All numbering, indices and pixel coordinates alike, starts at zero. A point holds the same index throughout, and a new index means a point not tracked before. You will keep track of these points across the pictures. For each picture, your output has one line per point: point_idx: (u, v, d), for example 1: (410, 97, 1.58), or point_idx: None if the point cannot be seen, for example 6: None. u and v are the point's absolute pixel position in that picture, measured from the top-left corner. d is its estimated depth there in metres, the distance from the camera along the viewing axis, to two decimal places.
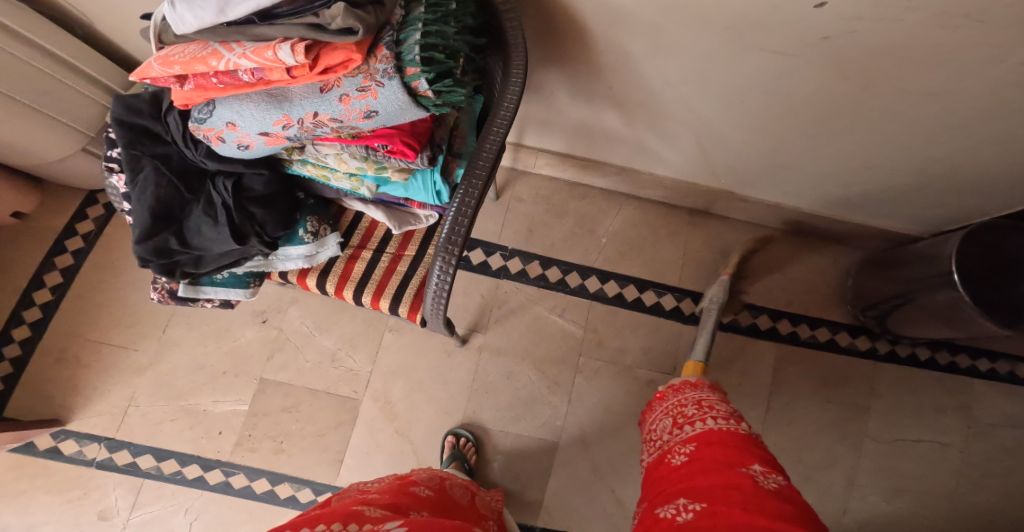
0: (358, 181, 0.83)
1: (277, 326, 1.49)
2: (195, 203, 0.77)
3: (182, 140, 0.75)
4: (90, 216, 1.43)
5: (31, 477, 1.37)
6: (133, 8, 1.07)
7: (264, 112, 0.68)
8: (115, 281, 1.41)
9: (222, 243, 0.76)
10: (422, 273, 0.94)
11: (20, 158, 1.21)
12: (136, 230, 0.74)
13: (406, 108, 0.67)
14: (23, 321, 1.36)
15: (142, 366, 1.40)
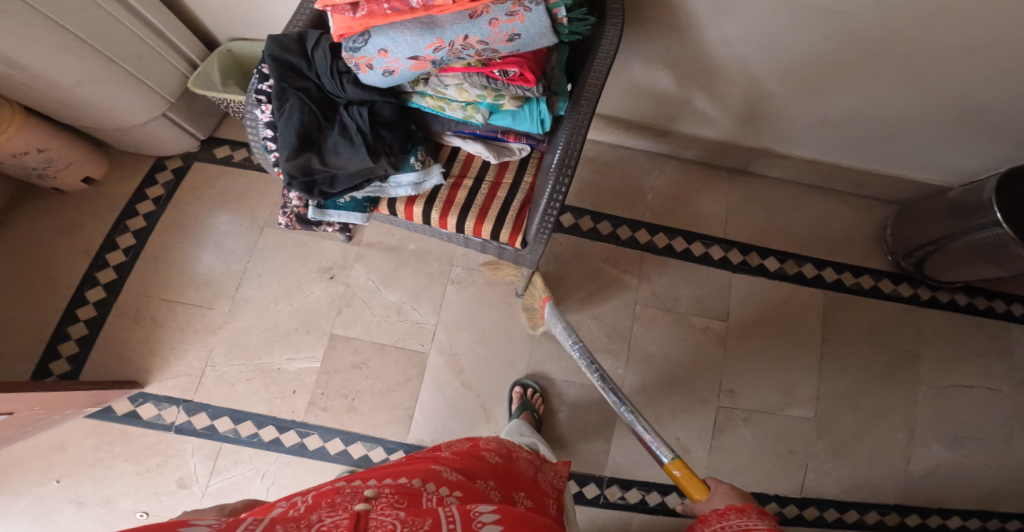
0: (473, 111, 0.88)
1: (344, 282, 1.51)
2: (333, 127, 0.82)
3: (327, 70, 0.80)
4: (158, 181, 1.44)
5: (110, 444, 1.37)
6: None
7: (419, 37, 0.72)
8: (185, 240, 1.42)
9: (358, 164, 0.82)
10: (522, 198, 1.00)
11: (106, 124, 1.24)
12: (283, 151, 0.80)
13: (548, 32, 0.73)
14: (98, 282, 1.35)
15: (216, 325, 1.41)
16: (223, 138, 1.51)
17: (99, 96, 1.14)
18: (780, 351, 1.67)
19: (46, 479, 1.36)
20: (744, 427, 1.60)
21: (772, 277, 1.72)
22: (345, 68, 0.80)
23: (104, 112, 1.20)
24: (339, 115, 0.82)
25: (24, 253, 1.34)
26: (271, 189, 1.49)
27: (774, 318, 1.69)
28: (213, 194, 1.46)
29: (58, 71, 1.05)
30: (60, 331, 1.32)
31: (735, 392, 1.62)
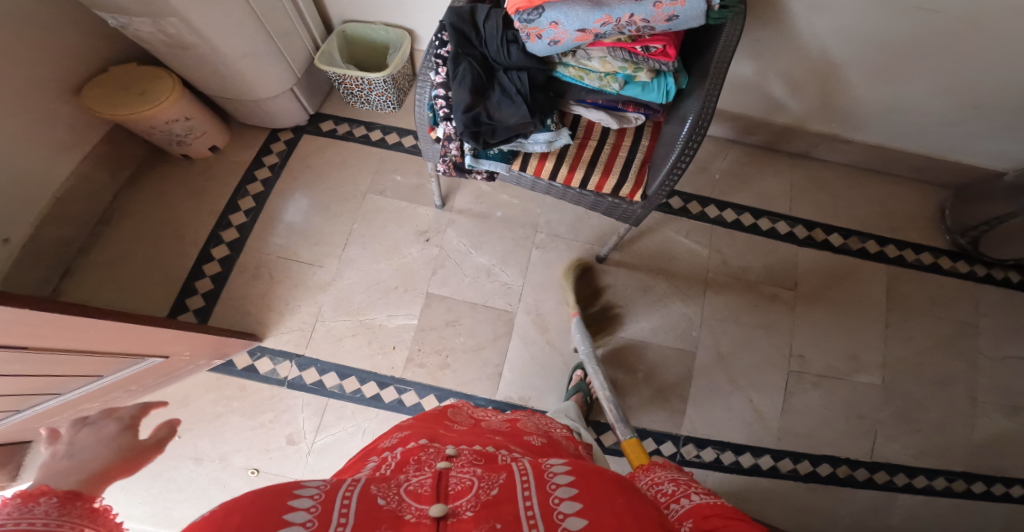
0: (611, 81, 0.97)
1: (438, 245, 1.61)
2: (496, 87, 0.95)
3: (497, 39, 0.95)
4: (273, 150, 1.60)
5: (229, 399, 1.48)
6: None
7: (590, 14, 0.86)
8: (290, 202, 1.55)
9: (518, 119, 0.94)
10: (642, 156, 1.09)
11: (244, 93, 1.42)
12: (457, 106, 0.93)
13: (701, 16, 0.87)
14: (222, 241, 1.48)
15: (325, 282, 1.52)
16: (327, 113, 1.67)
17: (253, 68, 1.33)
18: (843, 319, 1.76)
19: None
20: (814, 391, 1.68)
21: (835, 251, 1.82)
22: (512, 38, 0.95)
23: (249, 83, 1.38)
24: (501, 78, 0.96)
25: (156, 215, 1.46)
26: (370, 158, 1.64)
27: (836, 288, 1.78)
28: (322, 165, 1.61)
29: (227, 43, 1.22)
30: (188, 286, 1.43)
31: (805, 356, 1.71)
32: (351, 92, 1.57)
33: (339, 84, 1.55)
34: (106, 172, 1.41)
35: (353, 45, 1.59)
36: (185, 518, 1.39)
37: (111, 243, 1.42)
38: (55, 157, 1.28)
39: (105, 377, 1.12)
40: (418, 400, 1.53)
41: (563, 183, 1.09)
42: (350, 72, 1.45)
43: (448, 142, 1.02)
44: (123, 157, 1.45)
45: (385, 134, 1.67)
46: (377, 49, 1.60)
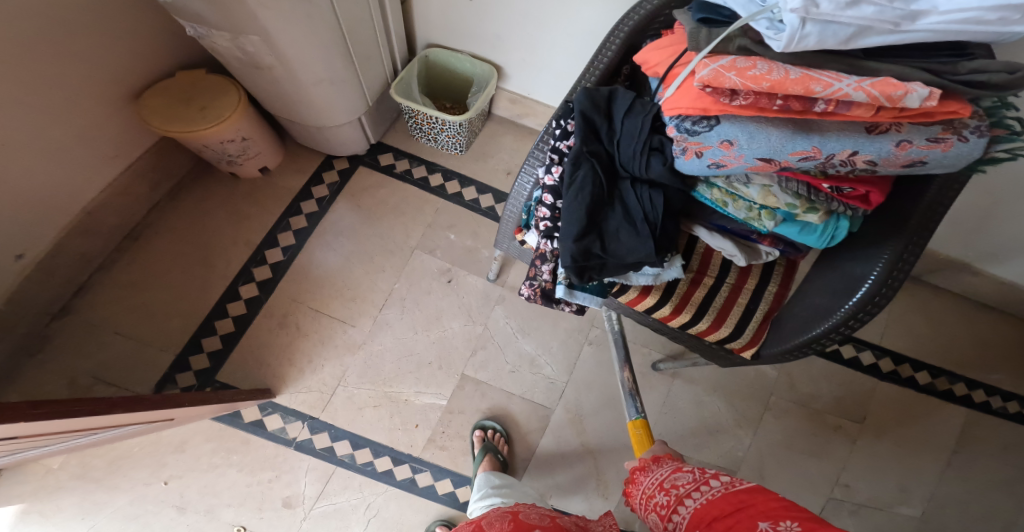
0: (767, 215, 0.75)
1: (483, 323, 1.43)
2: (618, 206, 0.75)
3: (635, 143, 0.72)
4: (325, 181, 1.39)
5: (229, 451, 1.32)
6: None
7: (790, 141, 0.56)
8: (327, 239, 1.35)
9: (638, 254, 0.74)
10: (766, 307, 0.93)
11: (308, 119, 1.20)
12: (568, 226, 0.73)
13: (962, 168, 0.54)
14: (253, 278, 1.29)
15: (355, 344, 1.34)
16: (390, 144, 1.45)
17: (322, 94, 1.09)
18: (912, 456, 1.49)
19: (154, 478, 1.29)
20: (851, 520, 1.42)
21: (919, 390, 1.54)
22: (656, 144, 0.72)
23: (308, 107, 1.14)
24: (629, 193, 0.75)
25: (186, 239, 1.29)
26: (425, 206, 1.42)
27: (911, 422, 1.51)
28: (371, 202, 1.39)
29: (307, 66, 0.98)
30: (206, 325, 1.25)
31: (851, 486, 1.45)
32: (420, 126, 1.35)
33: (409, 116, 1.32)
34: (143, 185, 1.23)
35: (431, 72, 1.32)
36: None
37: (133, 263, 1.25)
38: (91, 171, 1.11)
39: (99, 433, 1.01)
40: (432, 482, 1.33)
41: (659, 320, 0.95)
42: (422, 111, 1.22)
43: (541, 261, 0.86)
44: (164, 169, 1.27)
45: (446, 180, 1.44)
46: (459, 82, 1.33)
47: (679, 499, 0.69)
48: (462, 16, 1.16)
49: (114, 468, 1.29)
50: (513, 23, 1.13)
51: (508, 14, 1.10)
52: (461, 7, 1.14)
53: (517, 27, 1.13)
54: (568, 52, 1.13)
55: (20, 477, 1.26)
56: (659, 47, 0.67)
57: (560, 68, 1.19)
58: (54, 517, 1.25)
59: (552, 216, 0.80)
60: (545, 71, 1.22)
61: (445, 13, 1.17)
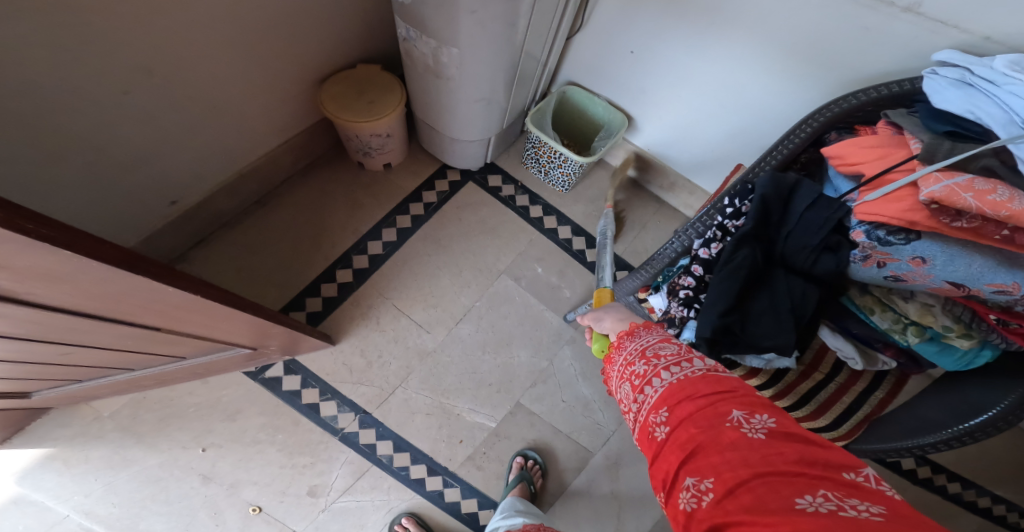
0: (915, 330, 0.82)
1: (548, 359, 1.41)
2: (765, 292, 0.74)
3: (811, 239, 0.70)
4: (436, 188, 1.45)
5: (276, 429, 1.22)
6: (644, 29, 1.08)
7: (991, 271, 0.61)
8: (425, 246, 1.39)
9: (775, 343, 0.74)
10: (869, 409, 0.94)
11: (442, 122, 1.25)
12: (714, 304, 0.72)
13: None
14: (351, 266, 1.33)
15: (426, 350, 1.34)
16: (501, 166, 1.50)
17: (466, 108, 1.15)
18: None
19: (192, 443, 1.18)
20: None
21: (1000, 525, 1.37)
22: (832, 244, 0.70)
23: (448, 110, 1.18)
24: (781, 282, 0.73)
25: (303, 219, 1.35)
26: (520, 234, 1.44)
27: None
28: (474, 215, 1.44)
29: (475, 86, 1.06)
30: (298, 299, 1.29)
31: None
32: (538, 160, 1.37)
33: (531, 147, 1.35)
34: (287, 157, 1.29)
35: (563, 109, 1.37)
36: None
37: (253, 228, 1.31)
38: (255, 140, 1.18)
39: (187, 358, 1.01)
40: (459, 500, 1.27)
41: None
42: (552, 144, 1.24)
43: (665, 324, 0.82)
44: (307, 146, 1.33)
45: (545, 214, 1.46)
46: (589, 124, 1.38)
47: (656, 371, 0.58)
48: (617, 69, 1.20)
49: (161, 427, 1.18)
50: (668, 91, 1.16)
51: (665, 77, 1.14)
52: (615, 61, 1.19)
53: (666, 90, 1.17)
54: (709, 125, 1.17)
55: (65, 419, 1.15)
56: (861, 145, 0.68)
57: (693, 136, 1.22)
58: (77, 467, 1.13)
59: (695, 287, 0.79)
60: (675, 134, 1.25)
61: (606, 68, 1.22)
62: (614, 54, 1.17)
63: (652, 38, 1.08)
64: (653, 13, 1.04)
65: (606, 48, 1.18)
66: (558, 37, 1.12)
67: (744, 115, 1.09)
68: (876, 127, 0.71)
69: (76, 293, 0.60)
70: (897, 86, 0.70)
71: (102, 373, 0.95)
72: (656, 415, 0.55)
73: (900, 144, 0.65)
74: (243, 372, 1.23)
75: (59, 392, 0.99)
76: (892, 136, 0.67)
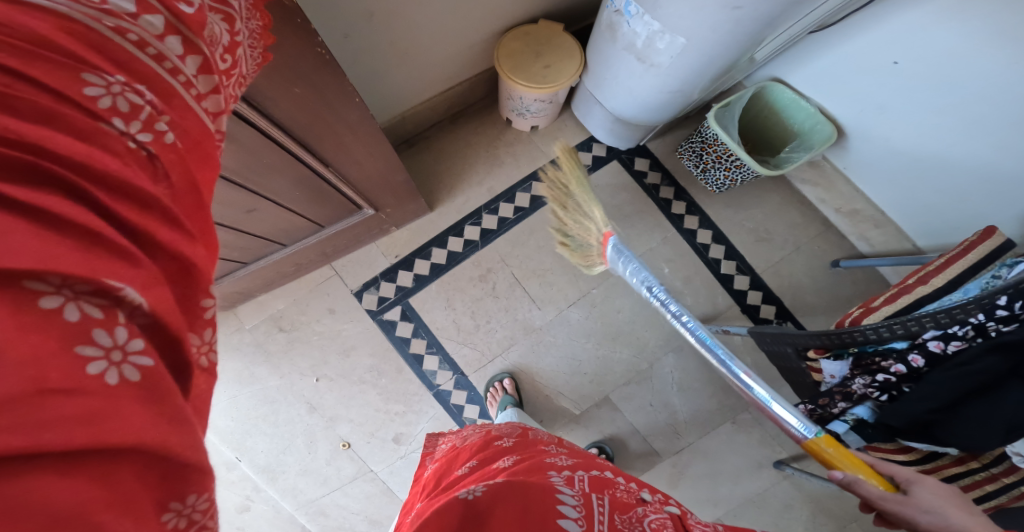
0: None
1: (649, 361, 1.32)
2: (986, 402, 0.63)
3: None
4: (579, 159, 1.37)
5: (381, 373, 1.29)
6: (893, 45, 0.93)
7: None
8: (553, 220, 1.33)
9: (965, 442, 0.67)
10: (1003, 501, 0.77)
11: (613, 91, 1.12)
12: (921, 396, 0.66)
13: None
14: (479, 224, 1.32)
15: (533, 325, 1.32)
16: (652, 150, 1.38)
17: (653, 88, 1.02)
18: None
19: (308, 372, 1.27)
20: None
21: None
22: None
23: (630, 85, 1.06)
24: (1012, 394, 0.62)
25: (443, 169, 1.31)
26: (656, 230, 1.34)
27: None
28: (611, 199, 1.35)
29: (679, 75, 0.95)
30: (424, 248, 1.31)
31: None
32: (700, 156, 1.24)
33: (698, 143, 1.22)
34: (444, 105, 1.25)
35: (750, 105, 1.22)
36: (254, 450, 1.25)
37: None
38: (425, 82, 1.13)
39: (326, 226, 0.98)
40: None
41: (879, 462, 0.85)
42: (736, 150, 1.10)
43: (840, 397, 0.75)
44: (464, 95, 1.27)
45: (687, 213, 1.35)
46: (775, 126, 1.24)
47: None
48: (853, 78, 1.03)
49: (286, 349, 1.27)
50: (908, 117, 1.00)
51: (907, 98, 0.98)
52: (847, 70, 1.03)
53: (906, 110, 0.99)
54: (935, 161, 1.02)
55: None
56: None
57: (903, 161, 1.08)
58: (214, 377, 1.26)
59: (902, 376, 0.70)
60: (892, 158, 1.10)
61: (834, 72, 1.06)
62: (864, 62, 1.00)
63: (926, 55, 0.90)
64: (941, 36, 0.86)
65: (841, 53, 1.02)
66: (794, 29, 0.94)
67: (999, 164, 0.93)
68: None
69: (297, 105, 0.60)
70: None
71: (260, 251, 0.94)
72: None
73: None
74: (364, 309, 1.29)
75: (221, 292, 1.01)
76: None
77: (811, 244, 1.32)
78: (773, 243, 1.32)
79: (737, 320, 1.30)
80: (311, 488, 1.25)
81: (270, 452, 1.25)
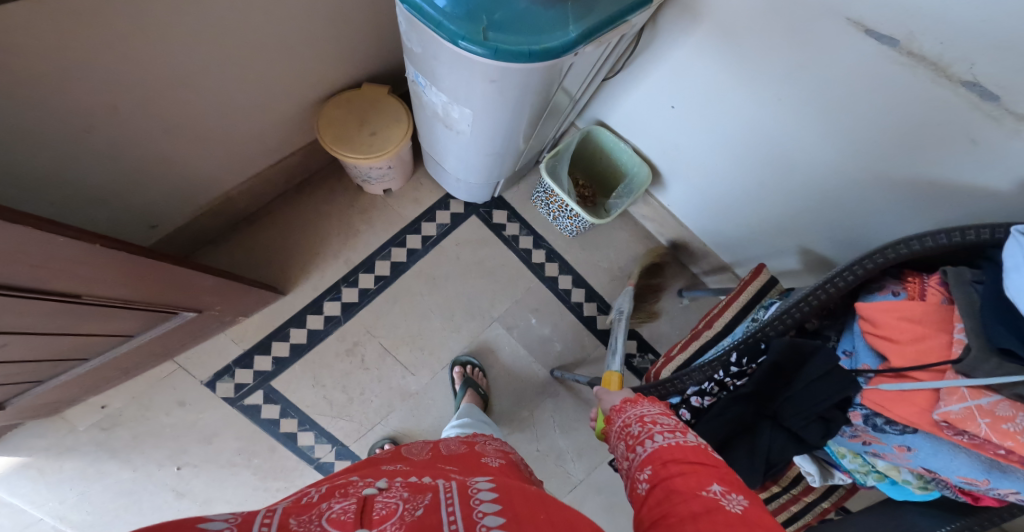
0: (875, 477, 0.71)
1: (529, 410, 1.32)
2: (745, 445, 0.70)
3: (807, 409, 0.66)
4: (436, 219, 1.36)
5: (252, 454, 1.23)
6: (686, 86, 1.00)
7: (971, 471, 0.59)
8: (417, 281, 1.32)
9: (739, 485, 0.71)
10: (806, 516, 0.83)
11: (441, 155, 1.14)
12: None
13: None
14: (340, 298, 1.29)
15: (408, 391, 1.29)
16: (508, 201, 1.41)
17: (471, 154, 1.04)
18: None
19: (167, 462, 1.20)
20: None
21: None
22: (827, 415, 0.66)
23: (450, 151, 1.07)
24: (765, 436, 0.70)
25: (293, 242, 1.29)
26: (519, 281, 1.36)
27: None
28: (473, 254, 1.35)
29: (485, 139, 0.96)
30: (283, 329, 1.27)
31: None
32: (546, 206, 1.26)
33: (541, 194, 1.24)
34: (282, 178, 1.23)
35: (584, 149, 1.29)
36: None
37: (247, 245, 1.26)
38: (251, 161, 1.11)
39: (136, 335, 0.94)
40: None
41: None
42: (566, 199, 1.14)
43: None
44: (304, 165, 1.25)
45: (547, 260, 1.37)
46: (613, 170, 1.31)
47: (646, 435, 0.55)
48: (663, 119, 1.11)
49: (137, 445, 1.19)
50: (715, 146, 1.06)
51: (710, 132, 1.04)
52: (655, 112, 1.11)
53: (713, 140, 1.05)
54: (743, 190, 1.10)
55: (39, 430, 1.16)
56: (894, 314, 0.61)
57: (722, 192, 1.15)
58: (50, 476, 1.16)
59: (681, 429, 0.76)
60: (705, 196, 1.19)
61: (645, 118, 1.14)
62: (659, 108, 1.09)
63: (696, 98, 1.00)
64: (712, 72, 0.94)
65: (649, 97, 1.09)
66: (599, 76, 1.01)
67: (788, 192, 1.02)
68: (930, 279, 0.64)
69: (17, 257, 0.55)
70: (923, 241, 0.62)
71: (59, 368, 0.89)
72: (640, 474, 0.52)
73: (938, 323, 0.59)
74: (222, 399, 1.23)
75: (26, 408, 0.96)
76: (940, 307, 0.60)
77: (663, 276, 1.39)
78: (628, 278, 1.37)
79: (604, 358, 1.33)
80: None
81: None
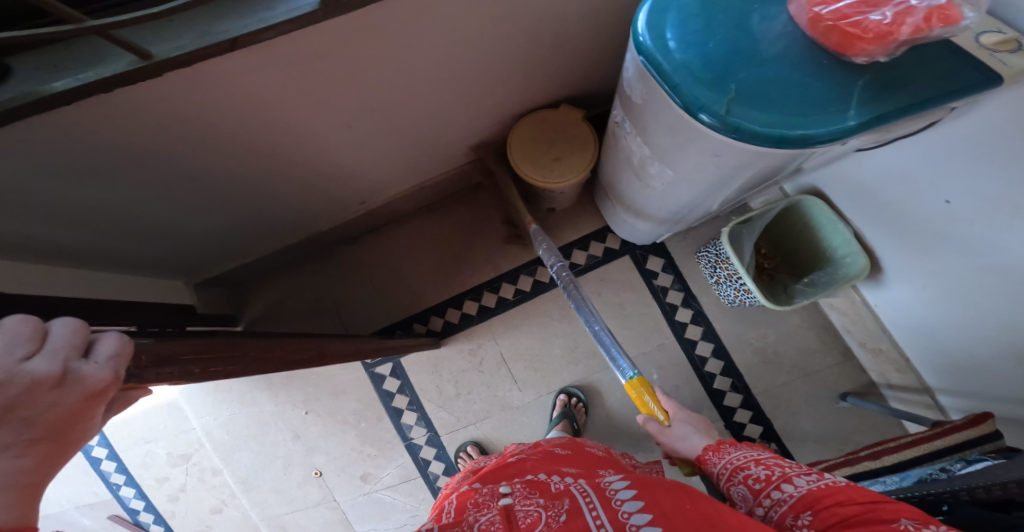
0: None
1: None
2: None
3: None
4: (588, 250, 1.31)
5: (362, 417, 1.33)
6: (964, 186, 0.79)
7: None
8: (551, 304, 1.32)
9: None
10: None
11: (620, 190, 1.06)
12: None
13: None
14: (478, 299, 1.33)
15: (510, 405, 1.30)
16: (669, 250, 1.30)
17: (657, 200, 0.95)
18: None
19: (299, 404, 1.34)
20: None
21: None
22: None
23: (635, 191, 0.99)
24: None
25: (451, 237, 1.35)
26: (653, 335, 1.27)
27: None
28: (615, 294, 1.30)
29: (683, 190, 0.86)
30: (422, 314, 1.34)
31: None
32: (714, 269, 1.13)
33: (711, 255, 1.11)
34: (459, 177, 1.27)
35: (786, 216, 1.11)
36: (239, 462, 1.33)
37: (413, 230, 1.35)
38: (437, 159, 1.16)
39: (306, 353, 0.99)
40: None
41: None
42: (742, 274, 1.00)
43: None
44: (481, 170, 1.28)
45: (692, 321, 1.26)
46: (813, 247, 1.12)
47: (784, 479, 0.58)
48: (907, 207, 0.91)
49: (287, 380, 1.34)
50: (979, 264, 0.84)
51: (979, 247, 0.82)
52: (907, 202, 0.90)
53: (976, 257, 0.84)
54: (995, 323, 0.86)
55: None
56: None
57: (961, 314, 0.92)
58: (220, 392, 1.34)
59: None
60: (936, 312, 0.98)
61: (879, 200, 0.95)
62: (915, 199, 0.88)
63: (983, 206, 0.78)
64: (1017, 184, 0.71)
65: (891, 167, 0.89)
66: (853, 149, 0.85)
67: None
68: None
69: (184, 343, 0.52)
70: None
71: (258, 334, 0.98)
72: (795, 516, 0.53)
73: None
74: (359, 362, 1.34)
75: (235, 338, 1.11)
76: None
77: (820, 377, 1.21)
78: (780, 366, 1.22)
79: None
80: (278, 505, 1.32)
81: (251, 467, 1.32)
